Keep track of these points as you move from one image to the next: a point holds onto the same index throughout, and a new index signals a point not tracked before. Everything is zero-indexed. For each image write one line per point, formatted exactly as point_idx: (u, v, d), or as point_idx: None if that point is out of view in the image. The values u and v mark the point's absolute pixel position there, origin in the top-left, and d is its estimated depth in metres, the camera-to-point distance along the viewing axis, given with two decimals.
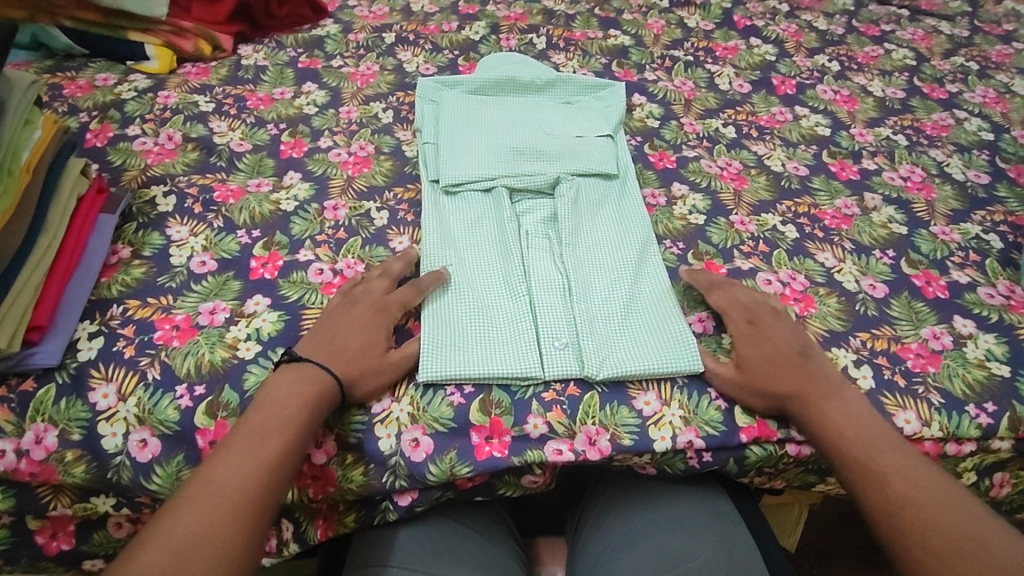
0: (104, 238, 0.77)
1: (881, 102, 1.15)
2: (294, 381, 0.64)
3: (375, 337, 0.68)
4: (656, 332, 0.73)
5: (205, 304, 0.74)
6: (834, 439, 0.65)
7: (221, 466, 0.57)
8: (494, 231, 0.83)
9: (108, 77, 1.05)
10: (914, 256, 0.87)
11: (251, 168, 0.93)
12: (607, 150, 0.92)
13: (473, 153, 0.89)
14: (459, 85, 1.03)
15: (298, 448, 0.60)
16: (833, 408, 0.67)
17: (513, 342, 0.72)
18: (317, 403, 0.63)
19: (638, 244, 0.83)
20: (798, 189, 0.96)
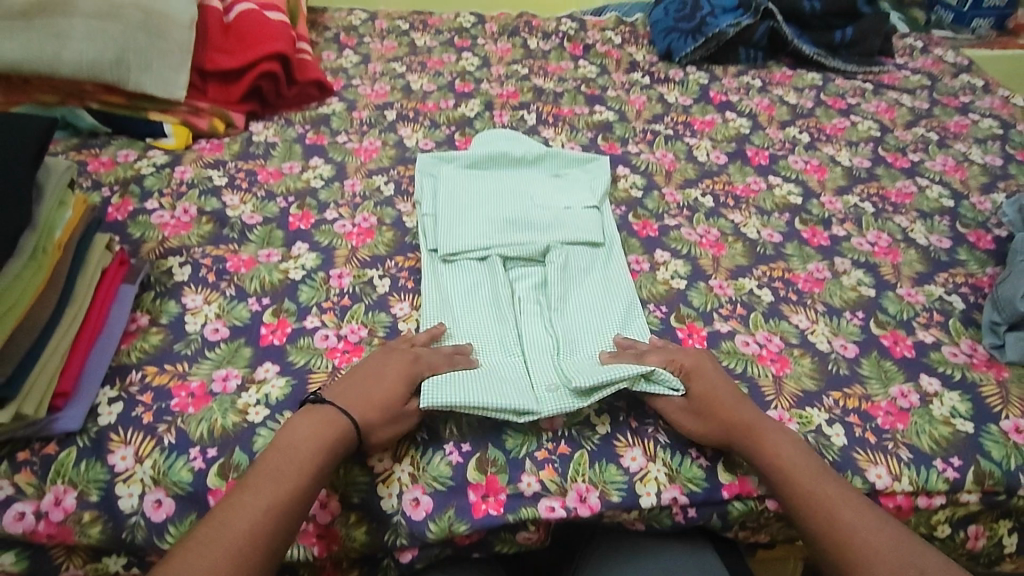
0: (125, 307, 0.83)
1: (848, 172, 1.23)
2: (317, 424, 0.67)
3: (402, 387, 0.72)
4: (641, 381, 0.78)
5: (218, 371, 0.78)
6: (780, 473, 0.69)
7: (235, 507, 0.60)
8: (489, 296, 0.89)
9: (129, 153, 1.13)
10: (882, 317, 0.92)
11: (261, 239, 0.99)
12: (594, 222, 0.99)
13: (469, 226, 0.96)
14: (455, 159, 1.11)
15: (308, 492, 0.64)
16: (777, 442, 0.71)
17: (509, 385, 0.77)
18: (331, 448, 0.67)
19: (624, 306, 0.89)
20: (772, 255, 1.03)
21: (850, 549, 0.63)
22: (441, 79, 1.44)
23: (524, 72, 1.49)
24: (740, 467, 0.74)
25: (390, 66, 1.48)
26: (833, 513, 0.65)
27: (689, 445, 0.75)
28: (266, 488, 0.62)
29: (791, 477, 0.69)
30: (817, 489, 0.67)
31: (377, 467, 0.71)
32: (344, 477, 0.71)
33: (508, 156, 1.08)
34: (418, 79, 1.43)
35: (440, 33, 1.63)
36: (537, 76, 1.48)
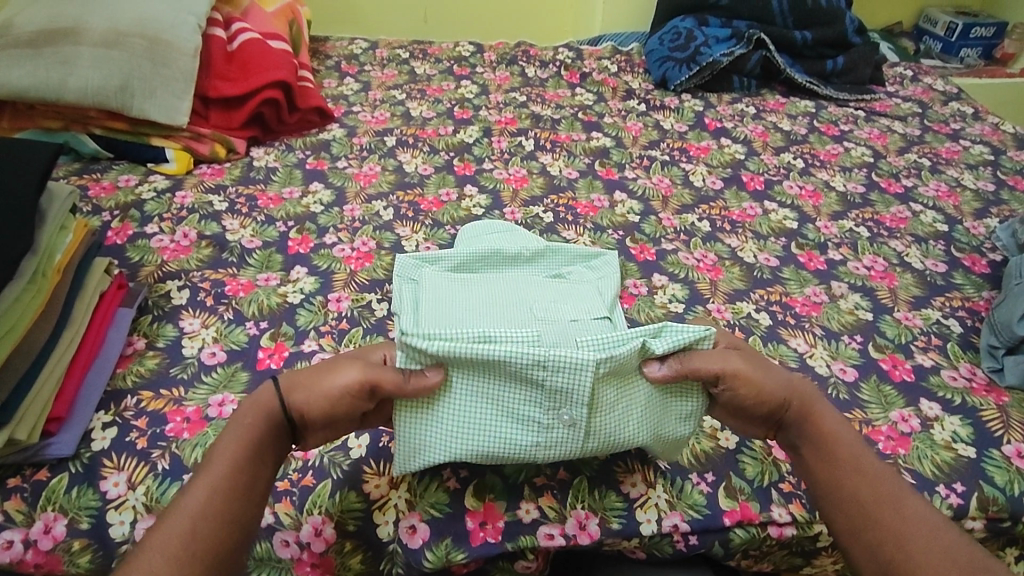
0: (122, 331, 0.83)
1: (843, 197, 1.25)
2: (249, 403, 0.64)
3: (343, 357, 0.67)
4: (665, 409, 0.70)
5: (215, 396, 0.78)
6: (824, 446, 0.67)
7: (179, 505, 0.57)
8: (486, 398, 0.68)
9: (130, 178, 1.14)
10: (880, 341, 0.92)
11: (261, 263, 1.00)
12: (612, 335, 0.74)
13: None
14: (440, 260, 0.89)
15: (245, 471, 0.60)
16: (829, 419, 0.69)
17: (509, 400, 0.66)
18: (258, 424, 0.63)
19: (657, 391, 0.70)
20: (769, 279, 1.03)
21: (872, 526, 0.61)
22: (440, 106, 1.47)
23: (522, 99, 1.51)
24: (742, 492, 0.73)
25: (390, 93, 1.50)
26: (867, 490, 0.64)
27: (689, 470, 0.74)
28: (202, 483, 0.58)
29: (833, 452, 0.67)
30: (857, 468, 0.65)
31: (373, 493, 0.70)
32: (340, 503, 0.69)
33: (506, 262, 0.86)
34: (418, 106, 1.46)
35: (440, 62, 1.66)
36: (535, 103, 1.50)
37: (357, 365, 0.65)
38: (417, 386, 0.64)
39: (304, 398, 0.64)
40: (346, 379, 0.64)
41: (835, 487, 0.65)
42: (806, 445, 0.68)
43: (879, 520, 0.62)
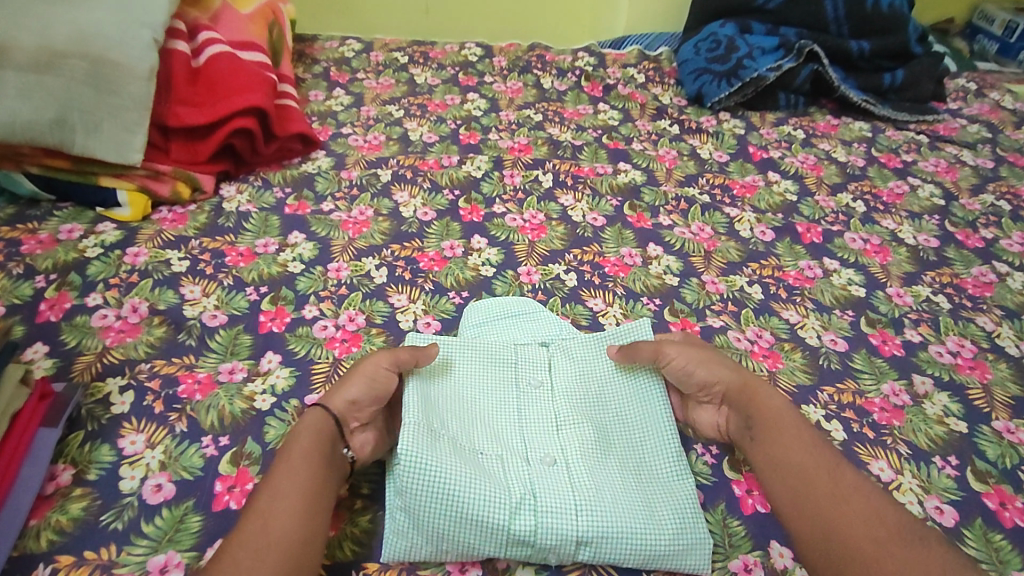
0: (41, 463, 0.66)
1: (915, 253, 1.06)
2: (289, 447, 0.64)
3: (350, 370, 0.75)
4: (636, 403, 0.77)
5: (156, 556, 0.62)
6: (774, 425, 0.70)
7: (275, 489, 0.60)
8: (477, 398, 0.76)
9: (73, 228, 0.95)
10: (980, 465, 0.77)
11: (225, 348, 0.82)
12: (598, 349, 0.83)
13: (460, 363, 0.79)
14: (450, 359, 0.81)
15: (324, 460, 0.64)
16: (773, 399, 0.72)
17: (490, 382, 0.77)
18: (320, 430, 0.66)
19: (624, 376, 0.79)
20: (839, 370, 0.86)
21: (811, 508, 0.62)
22: (444, 126, 1.27)
23: (537, 118, 1.32)
24: None
25: (386, 109, 1.30)
26: (816, 474, 0.64)
27: None
28: (254, 547, 0.56)
29: (784, 434, 0.68)
30: (807, 455, 0.66)
31: None
32: None
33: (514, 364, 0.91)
34: (417, 127, 1.26)
35: (443, 69, 1.45)
36: (552, 124, 1.30)
37: (375, 355, 0.73)
38: (427, 354, 0.76)
39: (347, 393, 0.70)
40: (374, 366, 0.72)
41: (784, 474, 0.66)
42: (756, 423, 0.71)
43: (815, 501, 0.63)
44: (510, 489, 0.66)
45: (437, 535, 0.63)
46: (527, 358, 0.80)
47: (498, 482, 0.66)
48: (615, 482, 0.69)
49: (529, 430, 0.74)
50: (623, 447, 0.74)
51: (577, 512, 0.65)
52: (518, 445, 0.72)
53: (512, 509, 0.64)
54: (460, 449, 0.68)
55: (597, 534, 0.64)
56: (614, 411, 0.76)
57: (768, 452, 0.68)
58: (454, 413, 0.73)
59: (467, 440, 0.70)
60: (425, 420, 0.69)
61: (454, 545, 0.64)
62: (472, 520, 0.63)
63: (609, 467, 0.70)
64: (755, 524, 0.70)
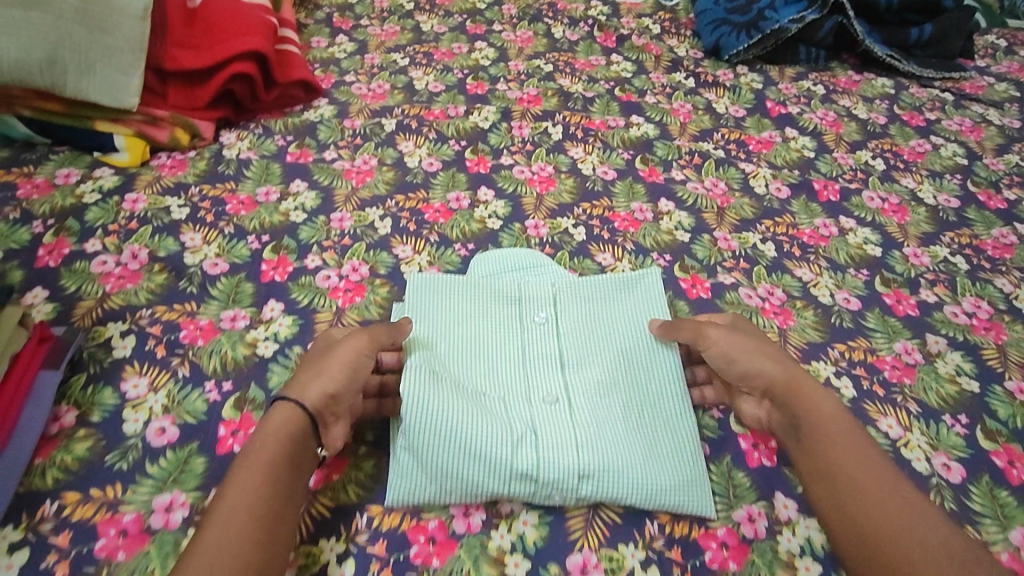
0: (43, 405, 0.66)
1: (934, 213, 1.03)
2: (237, 467, 0.57)
3: (323, 354, 0.67)
4: (642, 344, 0.76)
5: (161, 496, 0.62)
6: (826, 437, 0.63)
7: (227, 506, 0.54)
8: (481, 344, 0.76)
9: (70, 173, 0.93)
10: (991, 424, 0.76)
11: (226, 295, 0.81)
12: (605, 290, 0.82)
13: (464, 304, 0.79)
14: (459, 291, 0.80)
15: (287, 471, 0.58)
16: (824, 402, 0.66)
17: (495, 326, 0.77)
18: (288, 436, 0.60)
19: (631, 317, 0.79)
20: (851, 329, 0.85)
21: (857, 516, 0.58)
22: (450, 76, 1.22)
23: (547, 69, 1.27)
24: None
25: (390, 57, 1.25)
26: (865, 483, 0.59)
27: None
28: None
29: (836, 445, 0.62)
30: (867, 476, 0.60)
31: None
32: None
33: None
34: (423, 76, 1.22)
35: (450, 16, 1.39)
36: (563, 75, 1.26)
37: (349, 338, 0.67)
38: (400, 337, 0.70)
39: (323, 382, 0.63)
40: (351, 355, 0.66)
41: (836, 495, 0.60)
42: (804, 432, 0.64)
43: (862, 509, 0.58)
44: (512, 428, 0.67)
45: (440, 470, 0.64)
46: (533, 298, 0.79)
47: (501, 422, 0.67)
48: (616, 421, 0.69)
49: (533, 371, 0.74)
50: (628, 384, 0.73)
51: (578, 448, 0.66)
52: (522, 389, 0.72)
53: (514, 445, 0.65)
54: (464, 393, 0.69)
55: (598, 468, 0.64)
56: (619, 351, 0.76)
57: (819, 465, 0.62)
58: (456, 361, 0.73)
59: (469, 387, 0.71)
60: (425, 365, 0.70)
61: (458, 483, 0.63)
62: (477, 457, 0.64)
63: (611, 406, 0.71)
64: (761, 476, 0.69)
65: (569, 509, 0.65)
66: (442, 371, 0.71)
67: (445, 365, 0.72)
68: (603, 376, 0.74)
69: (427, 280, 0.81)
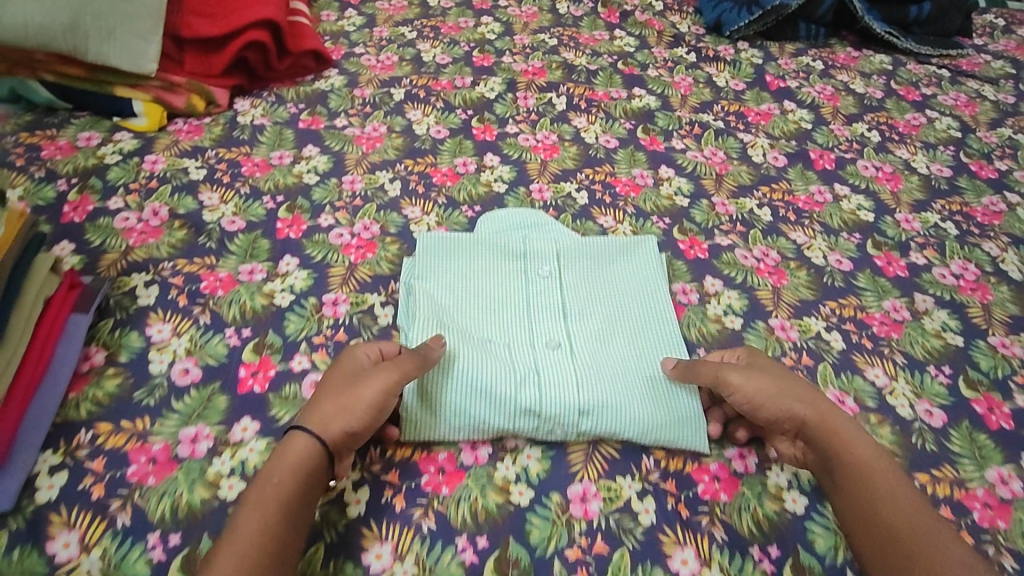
0: (75, 344, 0.70)
1: (926, 182, 1.07)
2: (247, 505, 0.55)
3: (352, 383, 0.64)
4: (640, 300, 0.80)
5: (187, 429, 0.67)
6: (862, 478, 0.61)
7: (235, 541, 0.53)
8: (487, 296, 0.79)
9: (91, 136, 0.97)
10: (972, 374, 0.79)
11: (244, 251, 0.85)
12: (606, 249, 0.85)
13: (471, 260, 0.82)
14: (465, 246, 0.83)
15: (298, 507, 0.57)
16: (860, 444, 0.63)
17: (501, 280, 0.81)
18: (304, 471, 0.58)
19: (631, 275, 0.83)
20: (842, 287, 0.88)
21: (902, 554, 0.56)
22: (457, 49, 1.25)
23: (552, 43, 1.30)
24: (812, 572, 0.62)
25: (399, 31, 1.28)
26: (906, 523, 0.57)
27: (750, 544, 0.63)
28: None
29: (873, 484, 0.60)
30: (916, 519, 0.57)
31: (374, 565, 0.59)
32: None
33: None
34: (430, 49, 1.24)
35: None
36: (567, 49, 1.28)
37: (379, 370, 0.64)
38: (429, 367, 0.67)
39: (345, 419, 0.61)
40: (379, 394, 0.63)
41: (883, 537, 0.57)
42: (840, 476, 0.62)
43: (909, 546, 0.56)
44: (517, 370, 0.71)
45: (447, 409, 0.67)
46: (537, 255, 0.83)
47: (506, 366, 0.71)
48: (615, 366, 0.73)
49: (536, 319, 0.77)
50: (627, 333, 0.77)
51: (579, 389, 0.69)
52: (525, 336, 0.76)
53: (518, 385, 0.69)
54: (471, 341, 0.73)
55: (597, 406, 0.68)
56: (619, 305, 0.80)
57: (861, 508, 0.60)
58: (463, 312, 0.77)
59: (475, 335, 0.75)
60: (433, 318, 0.74)
61: (465, 421, 0.67)
62: (483, 398, 0.68)
63: (611, 354, 0.74)
64: None
65: (569, 444, 0.69)
66: (450, 323, 0.75)
67: (453, 316, 0.76)
68: (604, 327, 0.77)
69: (435, 236, 0.84)
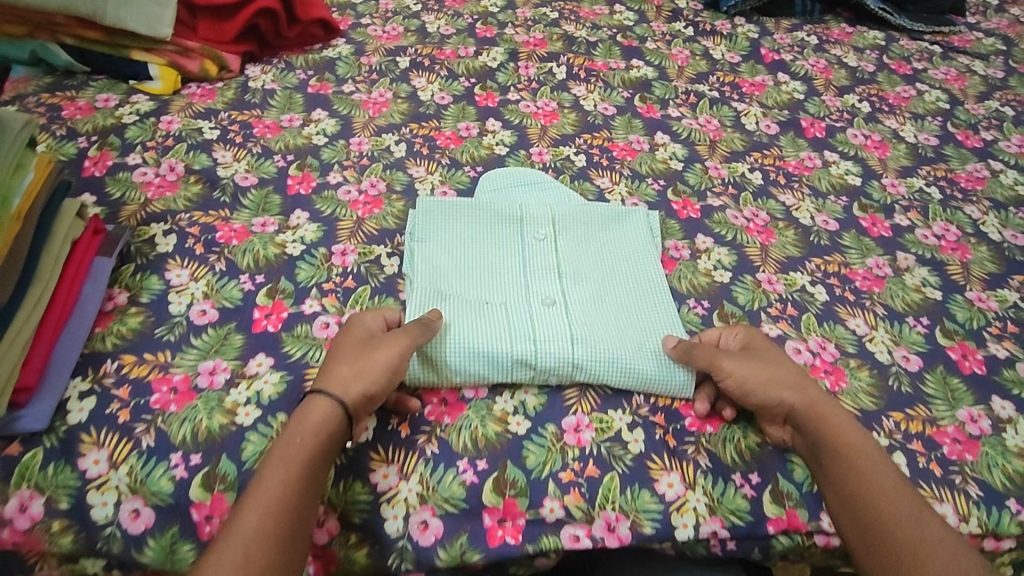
0: (99, 285, 0.74)
1: (913, 150, 1.10)
2: (274, 459, 0.60)
3: (364, 350, 0.67)
4: (632, 266, 0.84)
5: (205, 363, 0.71)
6: (848, 465, 0.64)
7: (262, 495, 0.57)
8: (484, 260, 0.82)
9: (109, 97, 1.01)
10: (949, 325, 0.84)
11: (256, 205, 0.89)
12: (599, 217, 0.89)
13: (468, 227, 0.85)
14: (464, 213, 0.86)
15: (320, 467, 0.61)
16: (846, 428, 0.66)
17: (498, 246, 0.84)
18: (327, 433, 0.62)
19: (623, 242, 0.87)
20: (828, 245, 0.92)
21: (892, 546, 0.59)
22: (460, 21, 1.29)
23: (553, 16, 1.33)
24: (790, 497, 0.67)
25: (404, 3, 1.32)
26: (895, 515, 0.61)
27: (732, 471, 0.68)
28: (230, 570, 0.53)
29: (860, 475, 0.63)
30: (899, 510, 0.61)
31: (382, 483, 0.65)
32: (344, 493, 0.64)
33: None
34: (435, 20, 1.28)
35: None
36: (568, 22, 1.32)
37: (391, 337, 0.68)
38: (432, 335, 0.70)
39: (365, 383, 0.65)
40: (391, 359, 0.66)
41: (872, 529, 0.61)
42: (829, 462, 0.65)
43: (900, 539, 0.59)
44: (513, 327, 0.74)
45: (447, 366, 0.71)
46: (532, 222, 0.86)
47: (503, 325, 0.74)
48: (608, 325, 0.76)
49: (532, 281, 0.81)
50: (619, 295, 0.81)
51: (573, 344, 0.73)
52: (522, 296, 0.79)
53: (514, 340, 0.72)
54: (468, 304, 0.77)
55: (590, 362, 0.72)
56: (611, 271, 0.83)
57: (847, 491, 0.63)
58: (461, 273, 0.81)
59: (473, 294, 0.78)
60: (431, 286, 0.77)
61: (465, 378, 0.71)
62: (481, 356, 0.71)
63: (604, 315, 0.78)
64: None
65: (563, 386, 0.73)
66: (449, 288, 0.78)
67: (452, 281, 0.79)
68: (597, 291, 0.81)
69: (435, 202, 0.87)
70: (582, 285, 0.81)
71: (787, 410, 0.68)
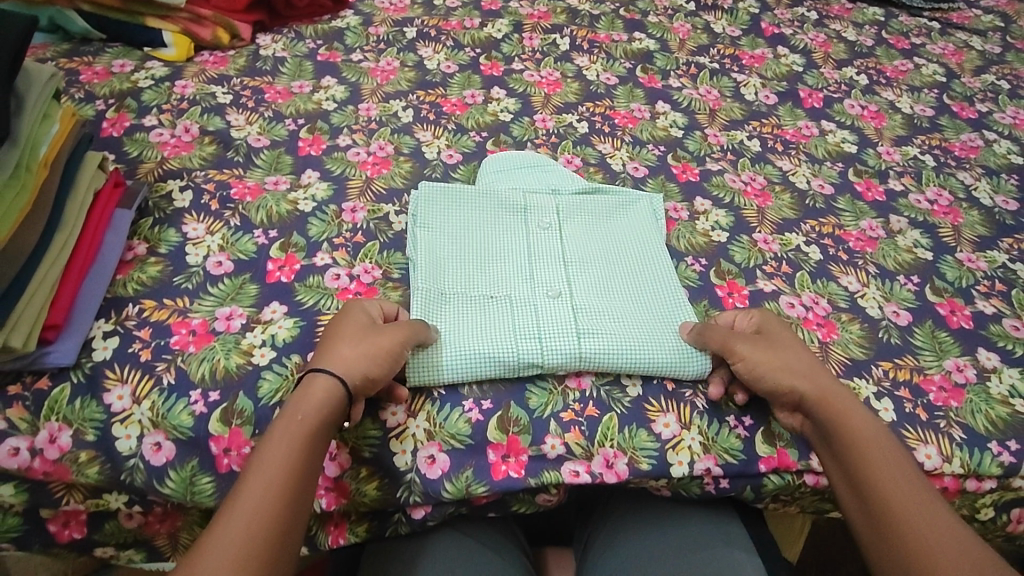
0: (120, 235, 0.77)
1: (909, 120, 1.13)
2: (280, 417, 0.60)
3: (367, 334, 0.67)
4: (636, 257, 0.83)
5: (222, 309, 0.74)
6: (853, 444, 0.63)
7: (272, 445, 0.58)
8: (488, 254, 0.82)
9: (125, 63, 1.03)
10: (939, 283, 0.86)
11: (269, 165, 0.91)
12: (601, 207, 0.88)
13: (470, 221, 0.84)
14: (465, 203, 0.85)
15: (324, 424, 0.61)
16: (857, 413, 0.66)
17: (501, 239, 0.83)
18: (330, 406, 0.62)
19: (626, 232, 0.86)
20: (823, 208, 0.95)
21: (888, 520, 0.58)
22: None
23: None
24: (781, 439, 0.71)
25: None
26: (893, 489, 0.60)
27: (725, 415, 0.71)
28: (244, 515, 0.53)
29: (863, 452, 0.63)
30: (899, 485, 0.60)
31: (391, 420, 0.68)
32: (356, 429, 0.68)
33: None
34: None
35: None
36: None
37: (394, 326, 0.68)
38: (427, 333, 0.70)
39: (368, 364, 0.64)
40: (393, 346, 0.66)
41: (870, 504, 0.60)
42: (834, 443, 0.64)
43: (895, 512, 0.59)
44: (518, 325, 0.74)
45: (455, 367, 0.70)
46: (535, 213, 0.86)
47: (507, 324, 0.74)
48: (614, 317, 0.76)
49: (536, 275, 0.80)
50: (624, 286, 0.80)
51: (579, 338, 0.72)
52: (527, 286, 0.78)
53: (519, 339, 0.72)
54: (473, 303, 0.76)
55: (597, 355, 0.71)
56: (616, 261, 0.83)
57: (851, 470, 0.63)
58: (465, 270, 0.79)
59: (476, 290, 0.77)
60: (433, 286, 0.76)
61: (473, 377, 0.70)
62: (487, 355, 0.71)
63: (609, 307, 0.77)
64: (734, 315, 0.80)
65: None
66: (453, 286, 0.77)
67: (455, 278, 0.78)
68: (602, 283, 0.80)
69: (437, 187, 0.86)
70: (587, 277, 0.80)
71: (798, 398, 0.67)
